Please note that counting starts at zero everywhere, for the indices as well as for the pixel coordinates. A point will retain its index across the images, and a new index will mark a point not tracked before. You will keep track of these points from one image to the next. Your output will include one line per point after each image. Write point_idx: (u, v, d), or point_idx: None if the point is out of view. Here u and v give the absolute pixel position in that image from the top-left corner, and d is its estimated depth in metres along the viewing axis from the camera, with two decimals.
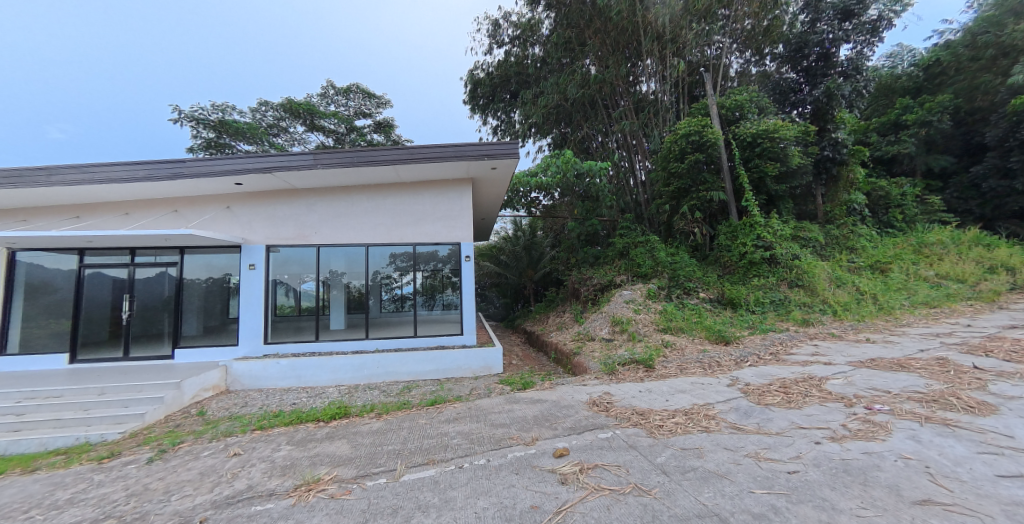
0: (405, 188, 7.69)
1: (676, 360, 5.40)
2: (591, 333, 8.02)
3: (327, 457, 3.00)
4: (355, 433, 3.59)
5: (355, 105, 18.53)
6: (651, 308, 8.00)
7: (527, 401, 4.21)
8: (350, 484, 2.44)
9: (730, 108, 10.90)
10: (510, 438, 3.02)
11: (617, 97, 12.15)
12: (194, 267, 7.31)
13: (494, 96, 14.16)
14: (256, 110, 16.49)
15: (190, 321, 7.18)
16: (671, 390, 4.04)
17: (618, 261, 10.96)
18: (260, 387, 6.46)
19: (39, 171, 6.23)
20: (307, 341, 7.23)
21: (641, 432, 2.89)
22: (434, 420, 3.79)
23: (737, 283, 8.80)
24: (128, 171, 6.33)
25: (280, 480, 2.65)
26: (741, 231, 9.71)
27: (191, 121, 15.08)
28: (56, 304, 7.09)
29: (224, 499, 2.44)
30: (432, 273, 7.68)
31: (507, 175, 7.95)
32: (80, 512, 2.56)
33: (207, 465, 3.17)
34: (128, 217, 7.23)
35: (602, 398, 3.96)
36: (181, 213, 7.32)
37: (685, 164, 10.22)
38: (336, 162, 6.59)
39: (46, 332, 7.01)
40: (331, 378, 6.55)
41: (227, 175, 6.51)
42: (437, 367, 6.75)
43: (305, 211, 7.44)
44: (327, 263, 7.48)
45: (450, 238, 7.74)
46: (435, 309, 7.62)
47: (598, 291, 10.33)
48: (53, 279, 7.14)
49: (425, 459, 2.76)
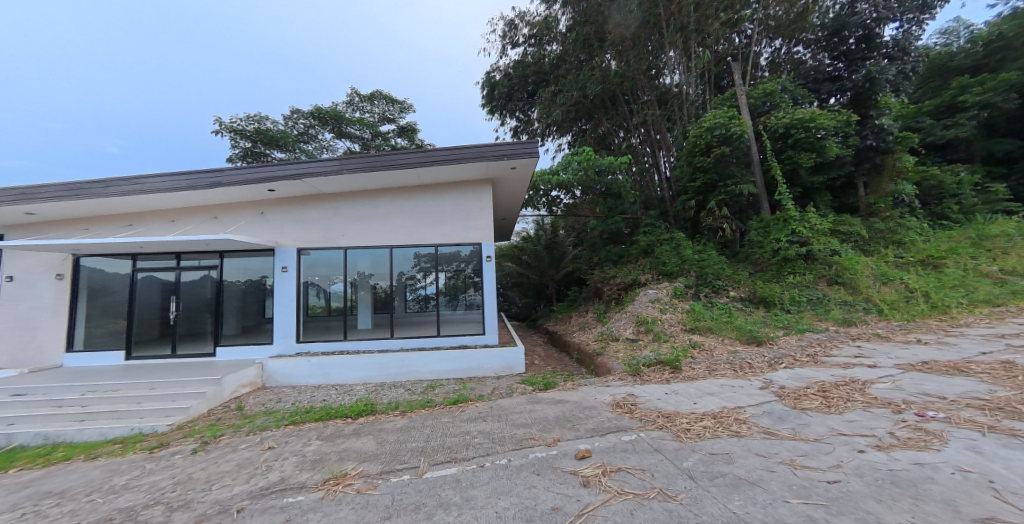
0: (426, 190, 7.83)
1: (705, 362, 5.20)
2: (615, 333, 7.86)
3: (353, 453, 3.09)
4: (380, 429, 3.69)
5: (379, 111, 19.02)
6: (676, 308, 7.77)
7: (549, 401, 4.19)
8: (375, 480, 2.50)
9: (760, 98, 10.40)
10: (531, 439, 3.00)
11: (639, 91, 11.92)
12: (232, 270, 7.74)
13: (512, 97, 14.01)
14: (288, 119, 17.25)
15: (228, 321, 7.60)
16: (699, 393, 3.90)
17: (642, 260, 10.71)
18: (292, 384, 6.75)
19: (96, 184, 6.74)
20: (335, 340, 7.49)
21: (667, 435, 2.80)
22: (456, 419, 3.83)
23: (770, 281, 8.38)
24: (173, 181, 6.78)
25: (308, 474, 2.75)
26: (774, 226, 9.34)
27: (229, 132, 15.97)
28: (112, 305, 7.69)
29: (258, 491, 2.56)
30: (454, 273, 7.79)
31: (527, 174, 7.94)
32: (133, 498, 2.76)
33: (243, 457, 3.34)
34: (174, 224, 7.75)
35: (626, 399, 3.89)
36: (219, 220, 7.76)
37: (711, 158, 9.79)
38: (360, 167, 6.79)
39: (104, 331, 7.61)
40: (358, 376, 6.76)
41: (260, 183, 6.85)
42: (459, 366, 6.83)
43: (331, 215, 7.72)
44: (353, 264, 7.73)
45: (470, 238, 7.81)
46: (457, 309, 7.73)
47: (621, 290, 10.12)
48: (110, 283, 7.73)
49: (446, 458, 2.79)
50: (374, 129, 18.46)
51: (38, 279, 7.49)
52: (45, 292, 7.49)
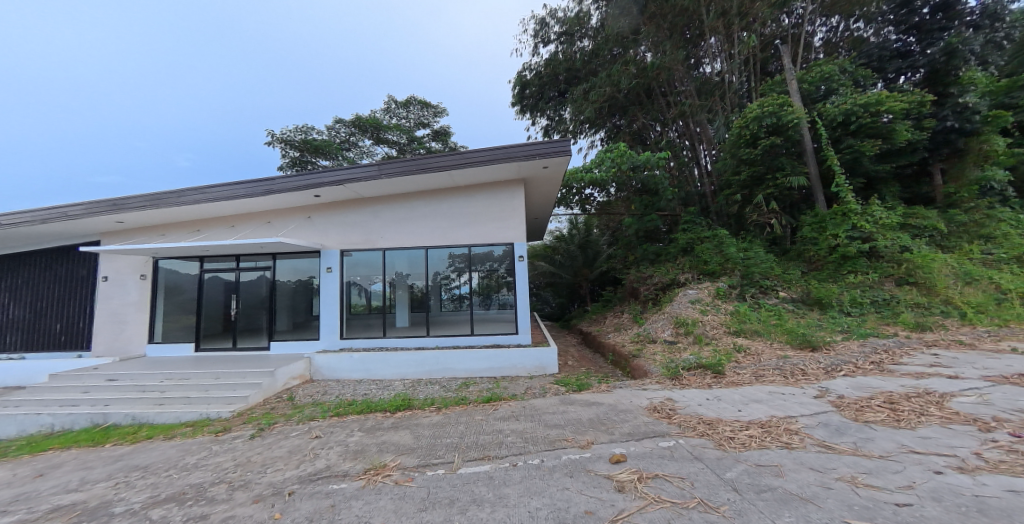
0: (459, 192, 8.00)
1: (751, 367, 4.88)
2: (652, 335, 7.58)
3: (391, 445, 3.22)
4: (416, 424, 3.82)
5: (414, 116, 19.66)
6: (719, 309, 7.37)
7: (582, 403, 4.12)
8: (412, 472, 2.60)
9: (814, 82, 9.59)
10: (563, 440, 2.98)
11: (676, 82, 11.44)
12: (284, 271, 8.34)
13: (543, 96, 13.88)
14: (331, 129, 18.31)
15: (281, 318, 8.20)
16: (744, 400, 3.67)
17: (681, 258, 10.27)
18: (337, 377, 7.16)
19: (171, 194, 7.53)
20: (375, 337, 7.84)
21: (708, 443, 2.66)
22: (489, 417, 3.87)
23: (827, 280, 7.71)
24: (234, 190, 7.42)
25: (351, 464, 2.90)
26: (831, 221, 8.61)
27: (280, 143, 17.23)
28: (183, 302, 8.56)
29: (307, 476, 2.74)
30: (487, 273, 7.89)
31: (559, 173, 7.87)
32: (202, 476, 3.06)
33: (293, 444, 3.60)
34: (234, 229, 8.48)
35: (664, 403, 3.74)
36: (272, 224, 8.38)
37: (758, 150, 9.15)
38: (398, 171, 7.06)
39: (178, 325, 8.49)
40: (396, 372, 7.03)
41: (307, 189, 7.32)
42: (492, 364, 6.90)
43: (371, 217, 8.09)
44: (392, 265, 8.06)
45: (503, 238, 7.88)
46: (491, 308, 7.82)
47: (659, 290, 9.77)
48: (182, 282, 8.61)
49: (480, 455, 2.83)
50: (410, 134, 19.12)
51: (125, 279, 8.49)
52: (130, 290, 8.48)
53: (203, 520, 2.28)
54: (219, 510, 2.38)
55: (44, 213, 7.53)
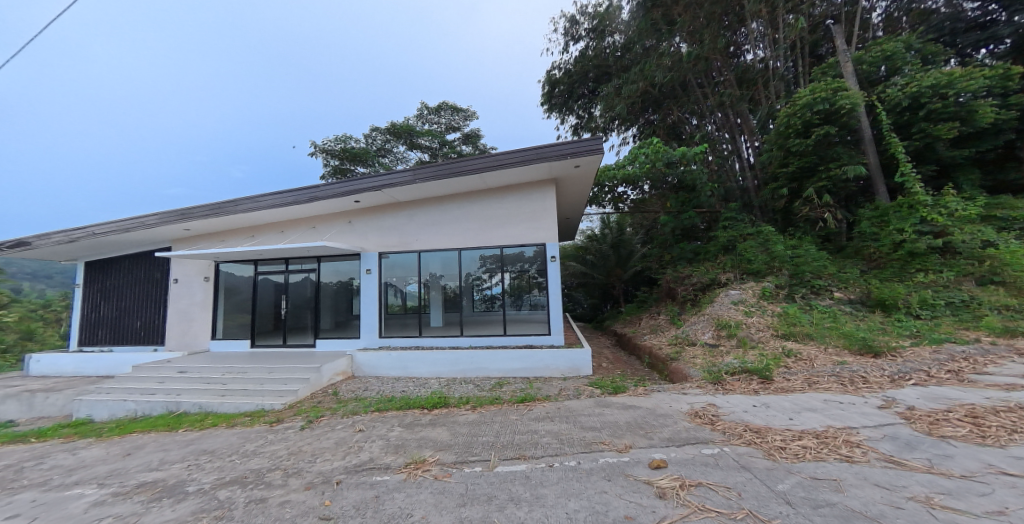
0: (490, 194, 8.10)
1: (802, 373, 4.54)
2: (691, 337, 7.27)
3: (430, 441, 3.32)
4: (453, 421, 3.92)
5: (445, 121, 20.12)
6: (765, 311, 6.94)
7: (618, 406, 4.04)
8: (450, 469, 2.67)
9: (874, 62, 8.78)
10: (600, 443, 2.93)
11: (715, 72, 10.96)
12: (327, 272, 8.84)
13: (572, 94, 13.63)
14: (368, 137, 19.17)
15: (325, 317, 8.69)
16: (795, 407, 3.43)
17: (722, 257, 9.77)
18: (377, 374, 7.48)
19: (229, 204, 8.21)
20: (412, 336, 8.12)
21: (756, 452, 2.51)
22: (524, 417, 3.90)
23: (890, 280, 7.00)
24: (283, 198, 7.96)
25: (393, 457, 3.03)
26: (895, 214, 7.84)
27: (322, 153, 18.27)
28: (240, 302, 9.29)
29: (353, 467, 2.90)
30: (518, 274, 7.94)
31: (591, 171, 7.76)
32: (260, 462, 3.31)
33: (339, 437, 3.81)
34: (283, 234, 9.10)
35: (706, 409, 3.58)
36: (317, 229, 8.90)
37: (809, 139, 8.51)
38: (432, 175, 7.27)
39: (235, 323, 9.23)
40: (432, 370, 7.22)
41: (348, 195, 7.71)
42: (525, 365, 6.92)
43: (406, 221, 8.39)
44: (426, 266, 8.31)
45: (534, 239, 7.89)
46: (522, 309, 7.85)
47: (698, 291, 9.36)
48: (238, 284, 9.35)
49: (516, 454, 2.85)
50: (441, 138, 19.58)
51: (192, 281, 9.36)
52: (196, 291, 9.34)
53: (263, 503, 2.47)
54: (276, 494, 2.58)
55: (126, 223, 8.47)
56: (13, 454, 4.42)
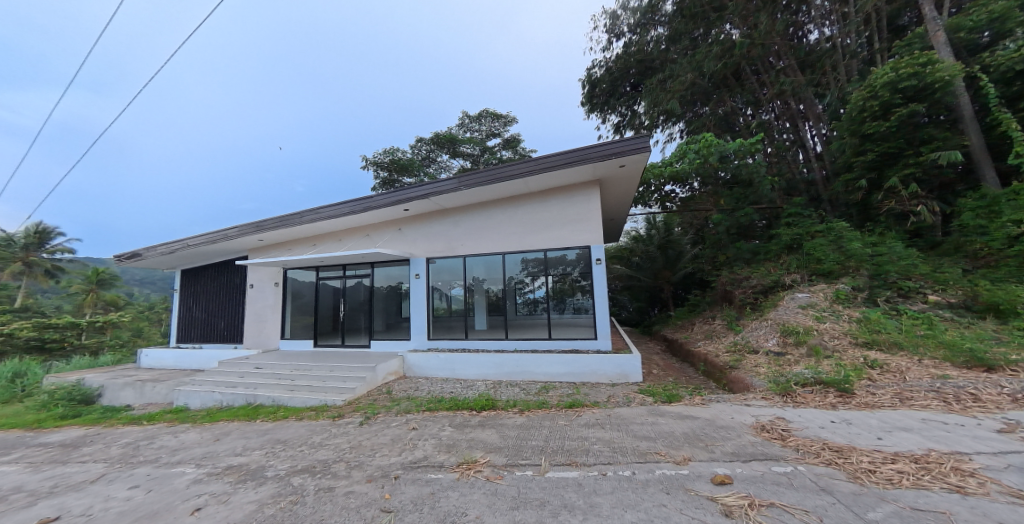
0: (533, 197, 8.14)
1: (891, 386, 4.02)
2: (753, 344, 6.72)
3: (480, 442, 3.39)
4: (502, 424, 3.96)
5: (486, 128, 20.55)
6: (840, 316, 6.24)
7: (674, 416, 3.84)
8: (501, 471, 2.70)
9: (976, 28, 7.58)
10: (656, 453, 2.80)
11: (772, 57, 10.17)
12: (380, 277, 9.38)
13: (614, 92, 13.30)
14: (414, 148, 20.12)
15: (378, 319, 9.21)
16: (885, 426, 3.04)
17: (786, 258, 8.97)
18: (426, 375, 7.76)
19: (295, 216, 9.02)
20: (458, 339, 8.35)
21: (839, 474, 2.26)
22: (573, 423, 3.84)
23: (1004, 281, 5.97)
24: (341, 209, 8.59)
25: (445, 456, 3.12)
26: (1008, 203, 6.68)
27: (373, 165, 19.47)
28: (304, 305, 10.14)
29: (409, 464, 3.03)
30: (561, 277, 7.87)
31: (637, 170, 7.50)
32: (326, 453, 3.58)
33: (395, 433, 4.01)
34: (341, 242, 9.81)
35: (774, 423, 3.28)
36: (370, 236, 9.48)
37: (890, 122, 7.56)
38: (476, 182, 7.45)
39: (300, 324, 10.08)
40: (478, 372, 7.34)
41: (398, 204, 8.14)
42: (571, 369, 6.80)
43: (452, 227, 8.67)
44: (471, 270, 8.51)
45: (578, 241, 7.79)
46: (566, 312, 7.77)
47: (759, 293, 8.66)
48: (302, 288, 10.21)
49: (567, 460, 2.82)
50: (483, 145, 20.03)
51: (264, 285, 10.39)
52: (268, 295, 10.35)
53: (331, 491, 2.67)
54: (342, 485, 2.77)
55: (212, 235, 9.62)
56: (131, 434, 5.19)
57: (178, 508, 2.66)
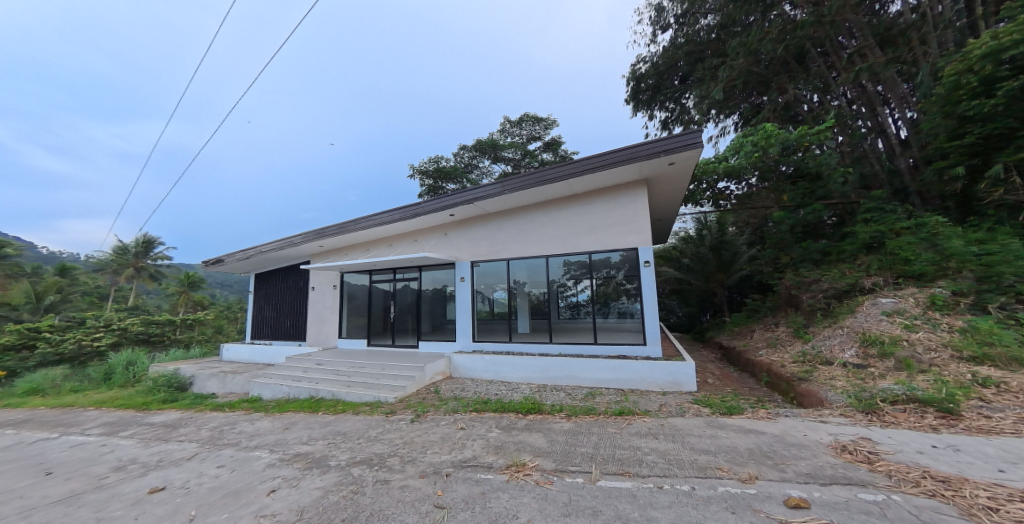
0: (577, 199, 8.04)
1: (1011, 410, 3.41)
2: (826, 354, 6.06)
3: (528, 446, 3.38)
4: (549, 428, 3.92)
5: (527, 132, 20.67)
6: (937, 324, 5.43)
7: (735, 429, 3.56)
8: (551, 476, 2.67)
9: None
10: (717, 469, 2.61)
11: (844, 36, 9.20)
12: (427, 280, 9.75)
13: (660, 87, 12.77)
14: (458, 155, 20.77)
15: (425, 321, 9.57)
16: (1006, 455, 2.58)
17: (864, 258, 8.00)
18: (472, 376, 7.91)
19: (351, 223, 9.67)
20: (502, 341, 8.43)
21: (947, 509, 1.95)
22: (624, 431, 3.70)
23: None
24: (391, 216, 9.08)
25: (494, 458, 3.16)
26: None
27: (420, 174, 20.38)
28: (358, 307, 10.81)
29: (459, 462, 3.10)
30: (605, 280, 7.66)
31: (688, 168, 7.14)
32: (381, 447, 3.77)
33: (444, 432, 4.13)
34: (392, 247, 10.35)
35: (858, 443, 2.91)
36: (417, 242, 9.90)
37: (999, 98, 6.47)
38: (519, 186, 7.51)
39: (355, 324, 10.75)
40: (522, 376, 7.33)
41: (444, 210, 8.43)
42: (618, 376, 6.57)
43: (495, 231, 8.81)
44: (513, 274, 8.57)
45: (624, 243, 7.55)
46: (610, 317, 7.56)
47: (831, 298, 7.80)
48: (356, 291, 10.90)
49: (619, 469, 2.72)
50: (524, 149, 20.14)
51: (324, 288, 11.25)
52: (327, 296, 11.18)
53: (387, 484, 2.80)
54: (397, 478, 2.90)
55: (281, 243, 10.59)
56: (216, 419, 5.85)
57: (257, 489, 2.94)
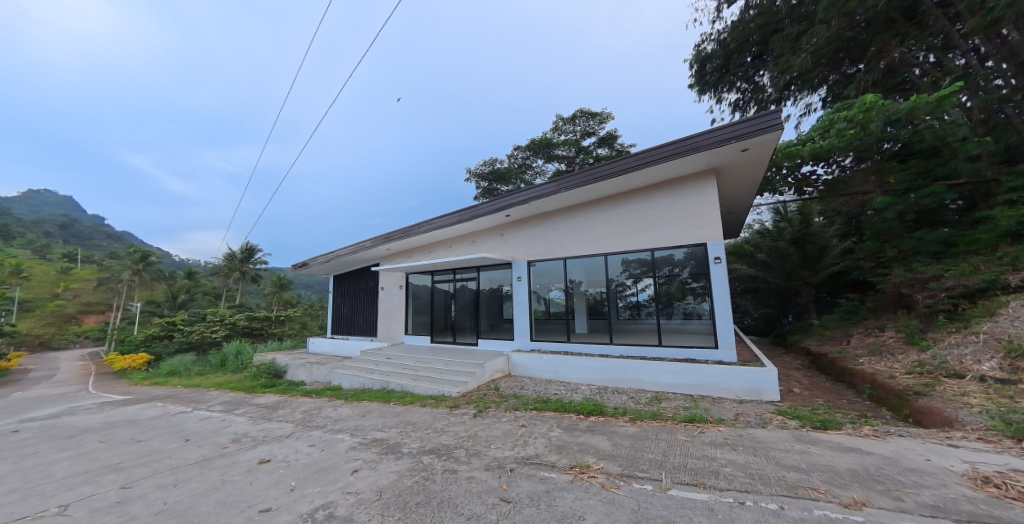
0: (636, 194, 7.69)
1: None
2: (955, 366, 5.04)
3: (591, 448, 3.30)
4: (612, 432, 3.80)
5: (580, 128, 20.18)
6: None
7: (832, 447, 3.13)
8: (617, 480, 2.58)
9: None
10: (812, 489, 2.32)
11: None
12: (485, 280, 10.02)
13: (729, 66, 11.67)
14: (511, 156, 21.04)
15: (483, 320, 9.84)
16: None
17: (1006, 250, 6.53)
18: (530, 375, 7.95)
19: (414, 227, 10.28)
20: (559, 341, 8.36)
21: None
22: (696, 440, 3.45)
23: None
24: (450, 219, 9.49)
25: (557, 457, 3.14)
26: None
27: (476, 177, 21.03)
28: (421, 306, 11.46)
29: (523, 459, 3.14)
30: (668, 279, 7.24)
31: (764, 154, 6.45)
32: (447, 439, 3.95)
33: (506, 428, 4.22)
34: (451, 249, 10.81)
35: (1006, 476, 2.38)
36: (474, 243, 10.22)
37: None
38: (574, 184, 7.39)
39: (419, 322, 11.42)
40: (581, 376, 7.18)
41: (500, 211, 8.60)
42: (686, 381, 6.15)
43: (551, 230, 8.78)
44: (570, 273, 8.45)
45: (690, 239, 7.06)
46: (675, 318, 7.14)
47: (957, 298, 6.49)
48: (420, 290, 11.57)
49: (693, 480, 2.54)
50: (577, 146, 19.75)
51: (392, 288, 12.12)
52: (394, 296, 12.03)
53: (455, 474, 2.94)
54: (464, 469, 3.02)
55: (355, 247, 11.63)
56: (306, 404, 6.62)
57: (342, 468, 3.28)
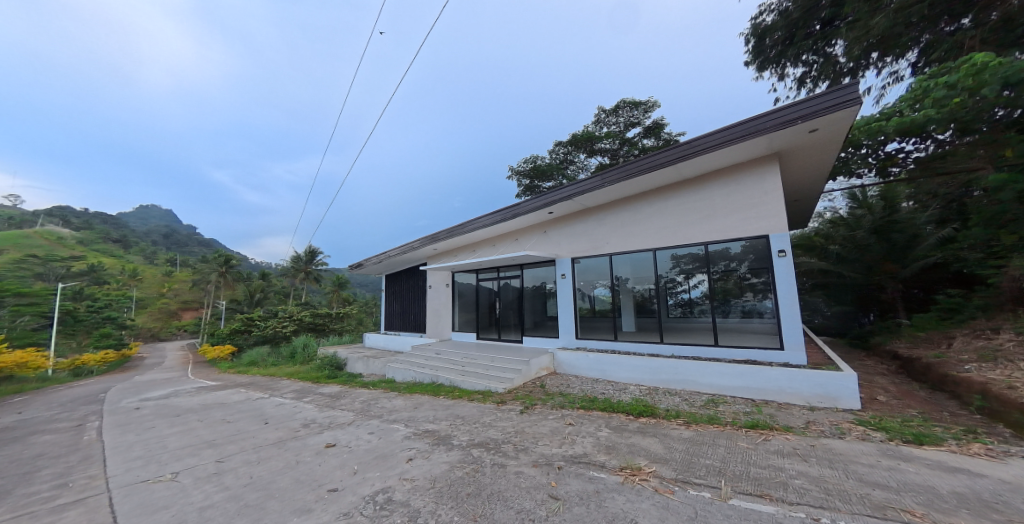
0: (687, 185, 7.27)
1: None
2: None
3: (643, 450, 3.20)
4: (665, 434, 3.64)
5: (624, 119, 19.37)
6: None
7: (932, 465, 2.73)
8: (671, 485, 2.48)
9: None
10: (905, 512, 2.05)
11: None
12: (528, 278, 10.05)
13: (793, 38, 10.55)
14: (553, 152, 20.87)
15: (527, 317, 9.89)
16: None
17: None
18: (576, 373, 7.86)
19: (459, 227, 10.58)
20: (606, 340, 8.17)
21: None
22: (759, 447, 3.20)
23: None
24: (494, 218, 9.64)
25: (606, 457, 3.09)
26: None
27: (518, 175, 21.14)
28: (467, 303, 11.78)
29: (571, 457, 3.13)
30: (724, 275, 6.77)
31: (837, 134, 5.78)
32: (496, 434, 4.03)
33: (553, 426, 4.22)
34: (495, 248, 10.97)
35: None
36: (518, 241, 10.28)
37: None
38: (619, 177, 7.15)
39: (466, 319, 11.75)
40: (630, 376, 6.96)
41: (542, 208, 8.57)
42: (747, 384, 5.71)
43: (596, 226, 8.58)
44: (616, 270, 8.21)
45: (749, 231, 6.52)
46: (732, 316, 6.68)
47: None
48: (466, 288, 11.89)
49: (758, 491, 2.36)
50: (621, 137, 19.06)
51: (439, 286, 12.57)
52: (441, 294, 12.48)
53: (503, 468, 3.00)
54: (512, 464, 3.08)
55: (405, 247, 12.22)
56: (364, 395, 7.11)
57: (399, 455, 3.49)
